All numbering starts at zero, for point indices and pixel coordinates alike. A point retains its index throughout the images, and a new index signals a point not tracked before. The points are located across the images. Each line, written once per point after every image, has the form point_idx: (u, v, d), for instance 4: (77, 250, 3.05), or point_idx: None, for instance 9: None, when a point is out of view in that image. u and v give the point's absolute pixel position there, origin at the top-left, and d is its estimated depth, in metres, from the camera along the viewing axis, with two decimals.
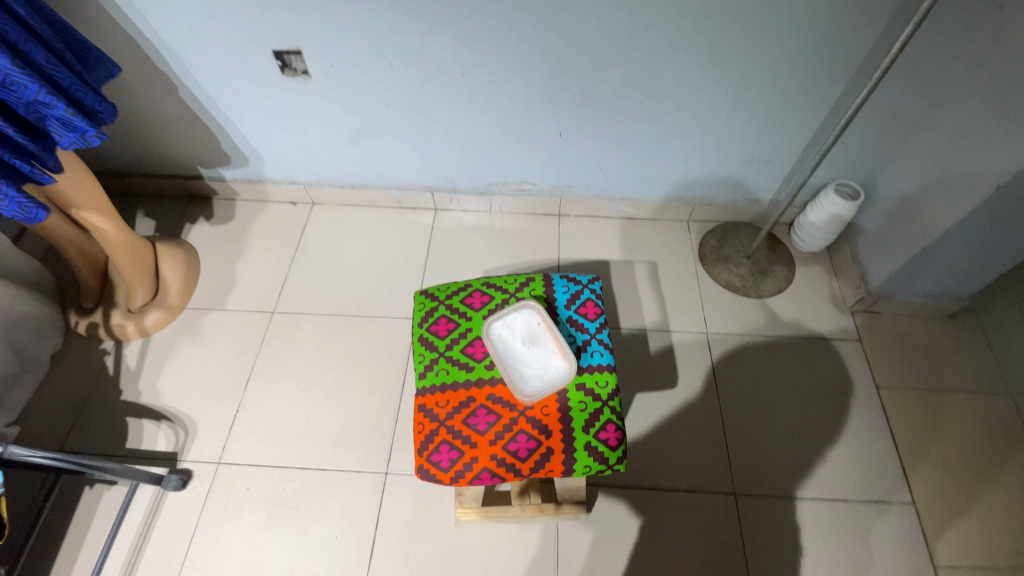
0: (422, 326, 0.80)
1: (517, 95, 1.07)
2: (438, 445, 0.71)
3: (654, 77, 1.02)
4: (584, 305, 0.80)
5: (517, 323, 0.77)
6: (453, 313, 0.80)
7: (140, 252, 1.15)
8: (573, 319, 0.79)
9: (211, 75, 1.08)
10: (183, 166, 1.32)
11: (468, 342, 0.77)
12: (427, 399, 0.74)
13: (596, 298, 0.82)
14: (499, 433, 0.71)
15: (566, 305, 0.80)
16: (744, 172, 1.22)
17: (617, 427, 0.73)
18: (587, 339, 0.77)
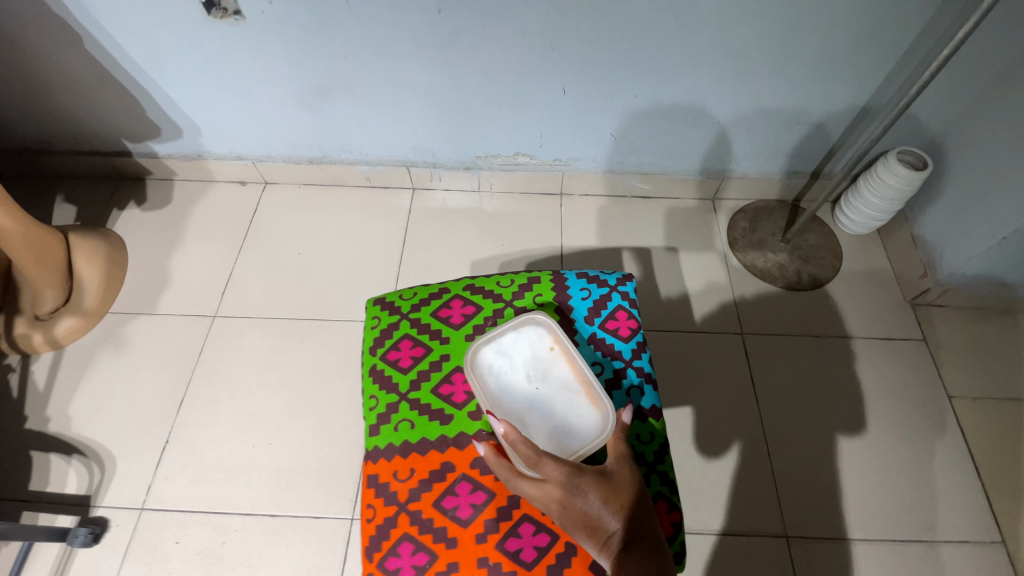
0: (376, 354, 0.66)
1: (509, 41, 0.85)
2: (398, 541, 0.55)
3: (682, 17, 0.81)
4: (614, 319, 0.66)
5: (519, 347, 0.64)
6: (422, 335, 0.66)
7: (49, 247, 0.92)
8: (600, 338, 0.65)
9: (117, 18, 0.84)
10: (104, 140, 1.09)
11: (442, 377, 0.63)
12: (380, 469, 0.59)
13: (628, 307, 0.68)
14: (490, 522, 0.55)
15: (590, 320, 0.66)
16: (783, 140, 1.02)
17: (671, 506, 0.57)
18: (622, 368, 0.63)
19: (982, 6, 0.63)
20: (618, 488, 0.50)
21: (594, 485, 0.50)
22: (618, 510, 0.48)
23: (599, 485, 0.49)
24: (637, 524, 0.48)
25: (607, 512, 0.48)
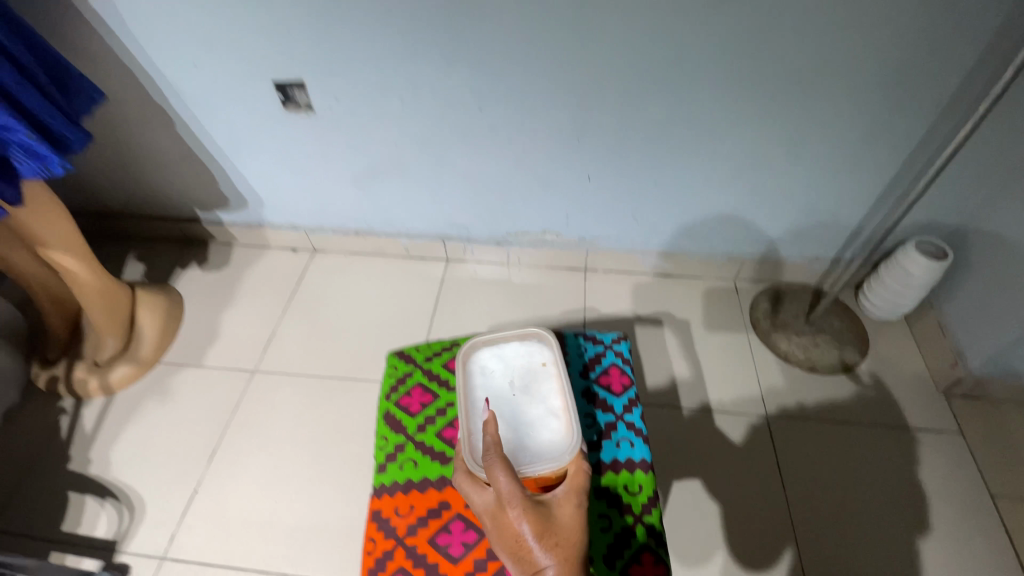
0: (391, 403, 0.78)
1: (541, 133, 0.95)
2: (393, 572, 0.62)
3: (698, 117, 0.90)
4: (605, 376, 0.80)
5: (517, 356, 0.72)
6: (431, 387, 0.79)
7: (116, 299, 1.03)
8: (595, 392, 0.78)
9: (209, 110, 0.99)
10: (179, 208, 1.22)
11: (446, 423, 0.75)
12: (383, 505, 0.67)
13: (618, 367, 0.82)
14: (479, 560, 0.62)
15: (586, 376, 0.80)
16: (799, 229, 1.07)
17: (653, 553, 0.65)
18: (613, 420, 0.75)
19: (978, 110, 0.70)
20: (555, 524, 0.52)
21: (532, 512, 0.52)
22: (551, 544, 0.50)
23: (536, 512, 0.52)
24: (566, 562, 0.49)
25: (536, 545, 0.50)
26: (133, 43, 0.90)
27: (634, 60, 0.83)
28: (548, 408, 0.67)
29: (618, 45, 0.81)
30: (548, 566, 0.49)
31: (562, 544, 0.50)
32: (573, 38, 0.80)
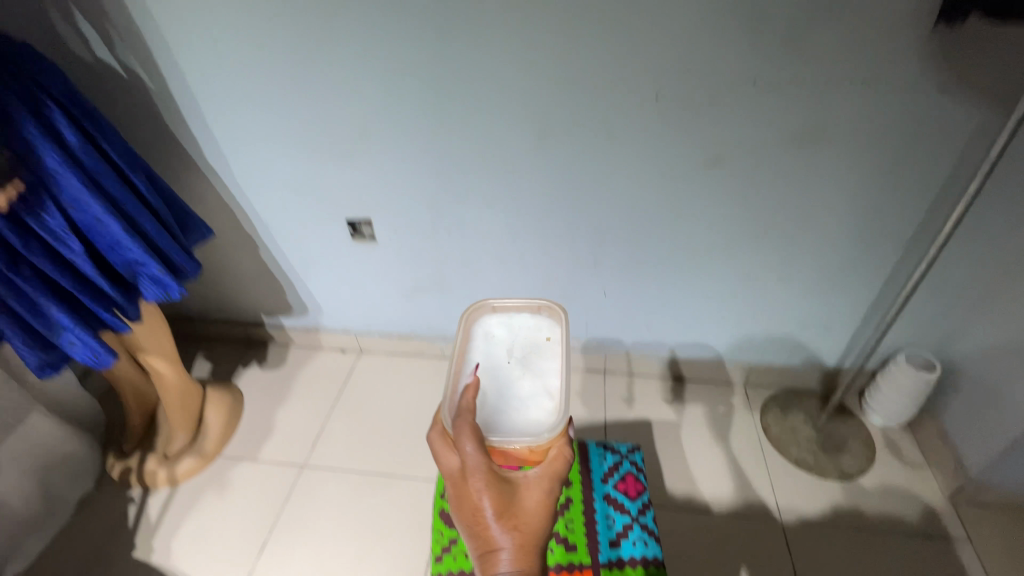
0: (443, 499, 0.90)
1: (564, 258, 1.13)
2: None
3: (698, 245, 1.07)
4: (624, 481, 0.90)
5: (526, 326, 0.69)
6: None
7: (190, 397, 1.17)
8: (613, 496, 0.88)
9: (288, 238, 1.20)
10: (247, 314, 1.40)
11: None
12: None
13: (635, 471, 0.92)
14: None
15: (606, 481, 0.90)
16: (800, 338, 1.18)
17: None
18: (630, 522, 0.84)
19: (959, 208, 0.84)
20: (517, 506, 0.56)
21: (495, 489, 0.55)
22: (509, 525, 0.54)
23: (500, 492, 0.55)
24: (519, 543, 0.54)
25: (496, 524, 0.54)
26: (238, 190, 1.12)
27: (642, 202, 1.02)
28: (546, 380, 0.64)
29: (630, 190, 1.00)
30: (503, 546, 0.54)
31: (521, 527, 0.55)
32: (591, 186, 1.00)
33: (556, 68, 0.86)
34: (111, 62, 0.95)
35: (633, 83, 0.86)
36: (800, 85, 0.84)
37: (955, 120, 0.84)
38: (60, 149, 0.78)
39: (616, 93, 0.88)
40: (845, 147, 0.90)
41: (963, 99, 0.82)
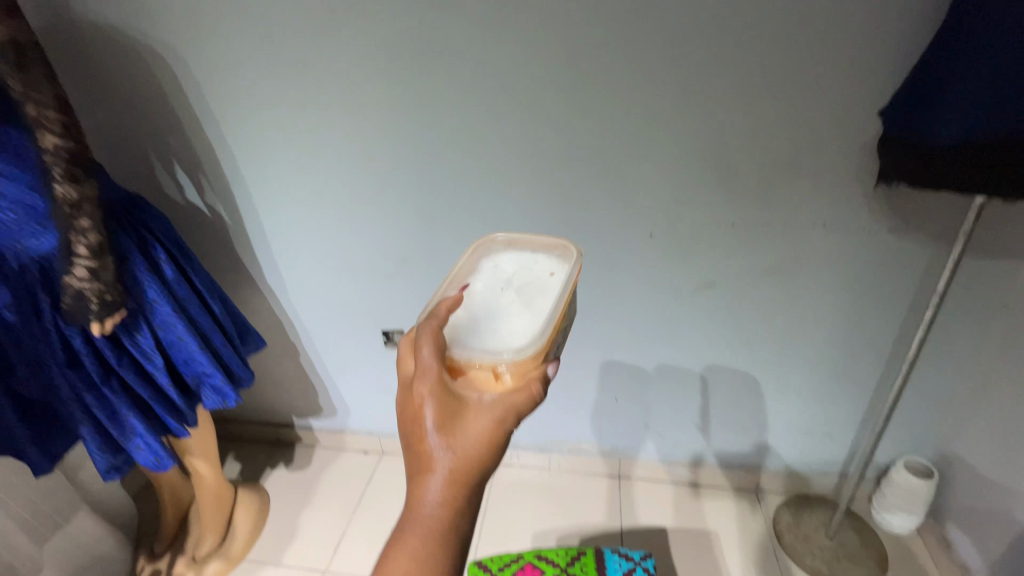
0: None
1: (577, 366, 1.25)
2: None
3: (697, 357, 1.19)
4: None
5: (535, 261, 0.68)
6: None
7: (224, 498, 1.24)
8: None
9: (329, 347, 1.33)
10: (278, 416, 1.50)
11: None
12: None
13: None
14: None
15: None
16: (800, 441, 1.26)
17: None
18: None
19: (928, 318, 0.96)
20: (460, 423, 0.54)
21: (441, 399, 0.55)
22: (445, 440, 0.53)
23: (446, 405, 0.55)
24: (453, 461, 0.53)
25: (432, 434, 0.53)
26: (290, 305, 1.27)
27: (645, 318, 1.15)
28: (536, 310, 0.62)
29: (633, 307, 1.14)
30: (433, 454, 0.53)
31: (458, 447, 0.53)
32: (598, 304, 1.15)
33: (568, 212, 1.03)
34: (198, 204, 1.14)
35: (633, 224, 1.04)
36: (772, 226, 1.01)
37: (913, 256, 0.99)
38: (156, 281, 0.94)
39: (618, 231, 1.05)
40: (819, 274, 1.04)
41: (916, 240, 0.98)
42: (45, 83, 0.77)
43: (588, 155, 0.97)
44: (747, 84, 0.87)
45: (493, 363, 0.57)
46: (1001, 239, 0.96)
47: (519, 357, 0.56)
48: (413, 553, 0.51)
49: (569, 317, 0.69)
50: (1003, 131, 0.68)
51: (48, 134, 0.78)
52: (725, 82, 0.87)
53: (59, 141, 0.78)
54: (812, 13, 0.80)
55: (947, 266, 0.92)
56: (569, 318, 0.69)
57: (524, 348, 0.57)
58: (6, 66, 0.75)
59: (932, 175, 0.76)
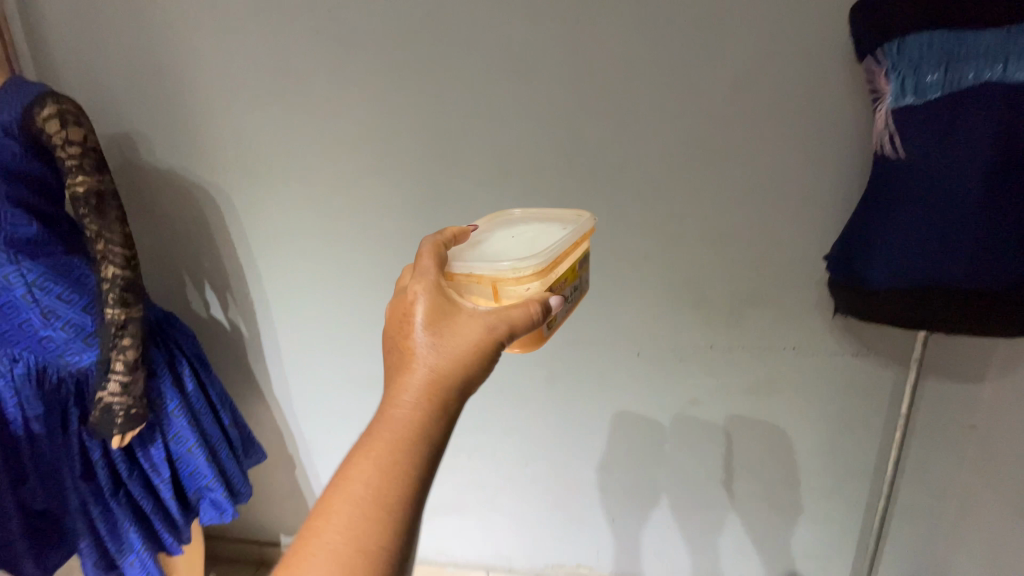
0: None
1: (573, 483, 1.29)
2: None
3: (689, 474, 1.24)
4: None
5: (545, 219, 0.79)
6: None
7: None
8: None
9: (328, 462, 1.35)
10: (266, 533, 1.47)
11: None
12: None
13: None
14: None
15: None
16: (796, 560, 1.27)
17: None
18: None
19: (898, 437, 1.04)
20: (448, 323, 0.58)
21: (433, 300, 0.60)
22: (430, 335, 0.57)
23: (437, 304, 0.59)
24: (435, 357, 0.56)
25: (419, 329, 0.57)
26: (294, 420, 1.32)
27: (636, 431, 1.21)
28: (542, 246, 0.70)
29: (625, 421, 1.20)
30: (418, 347, 0.56)
31: (442, 344, 0.56)
32: (591, 416, 1.21)
33: (563, 330, 1.13)
34: (221, 319, 1.21)
35: (622, 342, 1.13)
36: (748, 348, 1.10)
37: (879, 381, 1.09)
38: (176, 393, 1.01)
39: (608, 348, 1.14)
40: (796, 392, 1.13)
41: (879, 367, 1.08)
42: (116, 224, 0.90)
43: None
44: (717, 230, 1.02)
45: (495, 278, 0.65)
46: (954, 364, 1.07)
47: (519, 270, 0.64)
48: (387, 446, 0.51)
49: (574, 280, 0.75)
50: (922, 285, 0.81)
51: (111, 265, 0.90)
52: (697, 228, 1.02)
53: (119, 271, 0.90)
54: (762, 180, 0.98)
55: (907, 390, 1.02)
56: (574, 280, 0.75)
57: (526, 260, 0.65)
58: (88, 211, 0.88)
59: (869, 310, 0.89)
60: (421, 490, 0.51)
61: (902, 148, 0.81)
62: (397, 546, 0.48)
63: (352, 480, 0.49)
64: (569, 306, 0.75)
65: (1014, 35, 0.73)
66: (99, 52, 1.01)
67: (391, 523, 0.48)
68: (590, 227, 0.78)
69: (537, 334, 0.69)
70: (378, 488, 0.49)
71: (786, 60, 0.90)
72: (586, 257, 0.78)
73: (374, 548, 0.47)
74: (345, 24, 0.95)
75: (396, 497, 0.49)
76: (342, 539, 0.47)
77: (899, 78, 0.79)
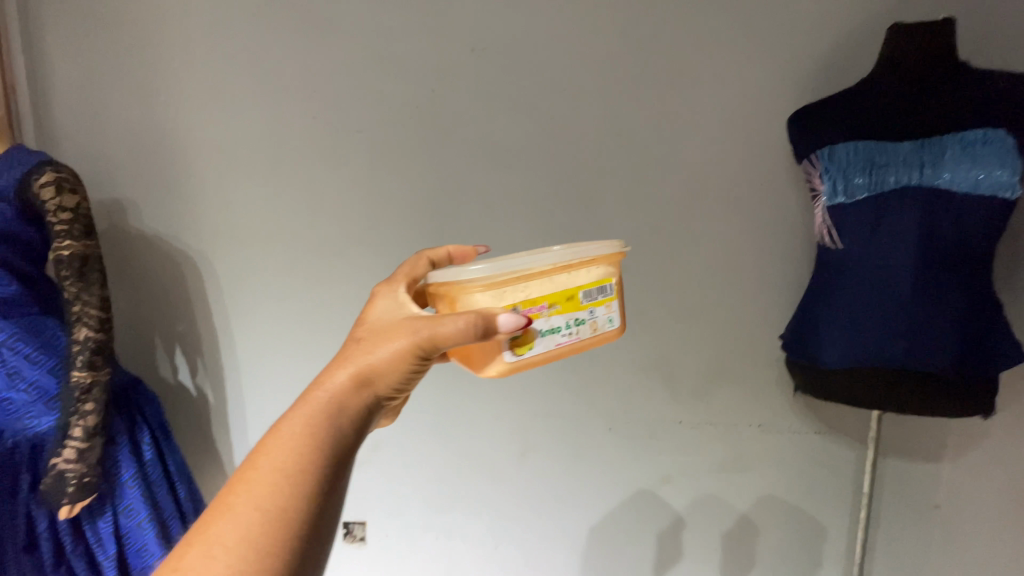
0: None
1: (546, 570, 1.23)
2: None
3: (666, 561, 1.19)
4: None
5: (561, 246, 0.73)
6: None
7: None
8: None
9: None
10: None
11: None
12: None
13: None
14: None
15: None
16: None
17: None
18: None
19: (862, 518, 1.05)
20: (385, 319, 0.60)
21: (383, 300, 0.63)
22: (366, 327, 0.60)
23: (384, 305, 0.63)
24: (362, 345, 0.57)
25: (359, 324, 0.61)
26: None
27: (610, 514, 1.17)
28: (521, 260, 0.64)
29: (600, 503, 1.17)
30: (352, 337, 0.59)
31: (374, 334, 0.58)
32: (564, 497, 1.17)
33: (539, 404, 1.12)
34: (187, 385, 1.17)
35: (595, 418, 1.13)
36: (717, 425, 1.13)
37: (841, 461, 1.13)
38: (133, 463, 0.97)
39: (581, 425, 1.13)
40: (765, 471, 1.14)
41: (840, 448, 1.12)
42: (96, 287, 0.92)
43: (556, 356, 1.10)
44: (682, 311, 1.08)
45: (452, 289, 0.63)
46: (914, 445, 1.11)
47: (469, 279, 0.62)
48: (295, 417, 0.51)
49: (576, 311, 0.63)
50: (864, 365, 0.86)
51: (84, 327, 0.90)
52: (664, 309, 1.08)
53: (91, 334, 0.90)
54: (722, 267, 1.06)
55: (866, 471, 1.05)
56: (576, 311, 0.63)
57: (477, 271, 0.61)
58: (69, 274, 0.90)
59: (823, 388, 0.92)
60: (325, 466, 0.49)
61: (840, 241, 0.89)
62: (296, 515, 0.46)
63: (270, 443, 0.50)
64: (567, 340, 0.62)
65: (932, 142, 0.82)
66: (105, 127, 1.08)
67: (286, 489, 0.47)
68: (611, 250, 0.67)
69: (498, 357, 0.60)
70: (281, 457, 0.48)
71: (735, 166, 1.03)
72: (605, 288, 0.65)
73: (265, 509, 0.45)
74: (342, 113, 1.04)
75: (295, 465, 0.48)
76: (236, 496, 0.46)
77: (830, 180, 0.88)
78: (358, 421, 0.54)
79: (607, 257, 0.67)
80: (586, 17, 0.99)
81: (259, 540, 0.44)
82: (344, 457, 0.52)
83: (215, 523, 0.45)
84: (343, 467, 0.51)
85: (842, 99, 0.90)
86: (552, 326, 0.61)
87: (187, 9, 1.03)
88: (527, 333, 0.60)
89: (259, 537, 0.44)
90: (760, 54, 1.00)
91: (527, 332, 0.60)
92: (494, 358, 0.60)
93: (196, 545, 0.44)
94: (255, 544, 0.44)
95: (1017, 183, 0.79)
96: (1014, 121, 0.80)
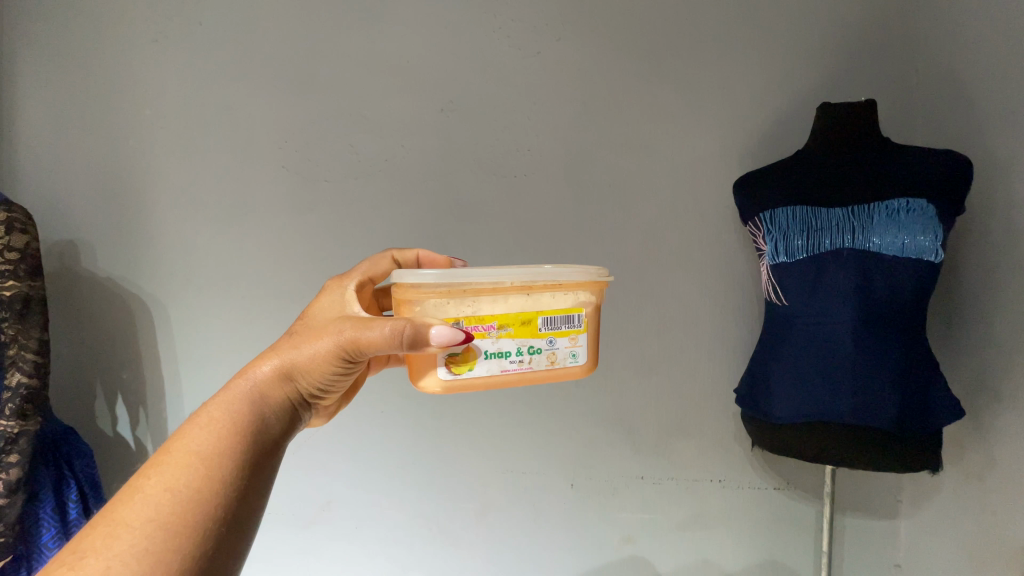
0: None
1: None
2: None
3: None
4: None
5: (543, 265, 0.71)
6: None
7: None
8: None
9: None
10: None
11: None
12: None
13: None
14: None
15: None
16: None
17: None
18: None
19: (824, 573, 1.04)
20: (324, 316, 0.65)
21: (329, 297, 0.69)
22: (305, 320, 0.66)
23: (329, 304, 0.67)
24: (296, 339, 0.62)
25: (301, 320, 0.66)
26: None
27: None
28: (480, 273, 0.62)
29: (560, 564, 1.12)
30: (291, 331, 0.64)
31: (308, 328, 0.63)
32: (524, 559, 1.12)
33: (498, 455, 1.10)
34: (127, 439, 1.11)
35: (557, 472, 1.10)
36: (678, 481, 1.12)
37: (801, 517, 1.12)
38: (55, 522, 0.91)
39: (542, 482, 1.10)
40: (726, 527, 1.13)
41: (798, 502, 1.12)
42: (36, 330, 0.88)
43: (518, 409, 1.09)
44: (641, 363, 1.09)
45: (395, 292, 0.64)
46: (867, 501, 1.12)
47: (419, 284, 0.61)
48: (215, 406, 0.55)
49: (531, 338, 0.63)
50: (810, 416, 0.88)
51: (17, 372, 0.86)
52: (622, 361, 1.09)
53: (24, 380, 0.86)
54: (677, 320, 1.09)
55: (825, 525, 1.05)
56: (531, 338, 0.63)
57: (427, 275, 0.60)
58: (7, 316, 0.86)
59: (776, 443, 0.94)
60: (240, 452, 0.53)
61: (784, 297, 0.94)
62: (205, 491, 0.49)
63: (196, 419, 0.53)
64: (514, 367, 0.63)
65: (861, 210, 0.89)
66: (69, 169, 1.08)
67: (199, 471, 0.49)
68: (578, 280, 0.66)
69: (434, 372, 0.61)
70: (198, 437, 0.52)
71: (686, 225, 1.08)
72: (570, 319, 0.65)
73: (177, 490, 0.48)
74: (313, 164, 1.07)
75: (211, 449, 0.51)
76: (149, 479, 0.48)
77: (772, 241, 0.94)
78: (277, 413, 0.58)
79: (579, 284, 0.66)
80: (548, 85, 1.06)
81: (168, 520, 0.46)
82: (263, 445, 0.55)
83: (124, 505, 0.46)
84: (260, 456, 0.54)
85: (781, 169, 0.97)
86: (500, 349, 0.62)
87: (165, 58, 1.06)
88: (469, 352, 0.61)
89: (169, 517, 0.46)
90: (708, 125, 1.08)
91: (468, 351, 0.61)
92: (432, 373, 0.61)
93: (100, 526, 0.45)
94: (164, 524, 0.46)
95: (939, 248, 0.84)
96: (936, 193, 0.86)
